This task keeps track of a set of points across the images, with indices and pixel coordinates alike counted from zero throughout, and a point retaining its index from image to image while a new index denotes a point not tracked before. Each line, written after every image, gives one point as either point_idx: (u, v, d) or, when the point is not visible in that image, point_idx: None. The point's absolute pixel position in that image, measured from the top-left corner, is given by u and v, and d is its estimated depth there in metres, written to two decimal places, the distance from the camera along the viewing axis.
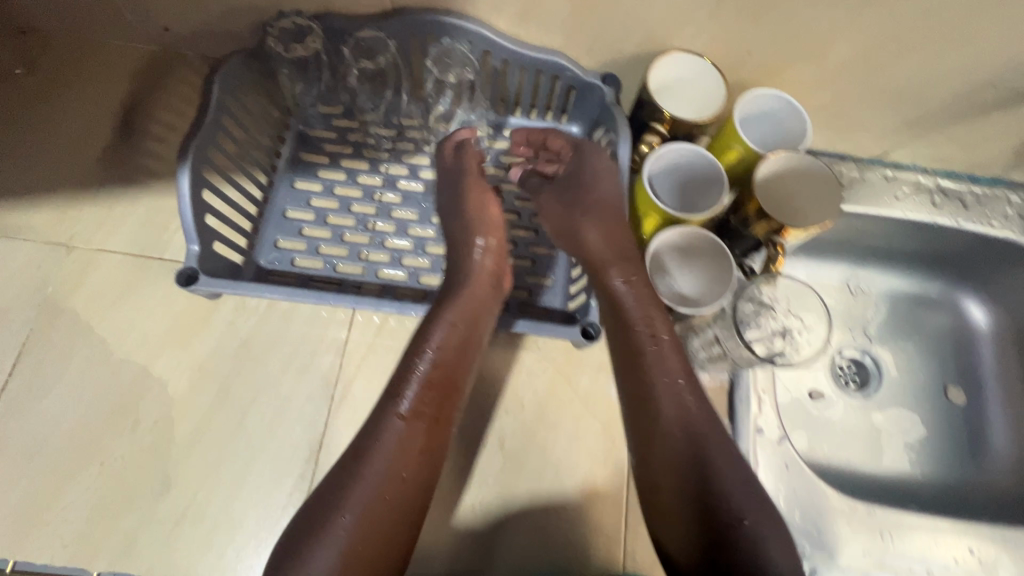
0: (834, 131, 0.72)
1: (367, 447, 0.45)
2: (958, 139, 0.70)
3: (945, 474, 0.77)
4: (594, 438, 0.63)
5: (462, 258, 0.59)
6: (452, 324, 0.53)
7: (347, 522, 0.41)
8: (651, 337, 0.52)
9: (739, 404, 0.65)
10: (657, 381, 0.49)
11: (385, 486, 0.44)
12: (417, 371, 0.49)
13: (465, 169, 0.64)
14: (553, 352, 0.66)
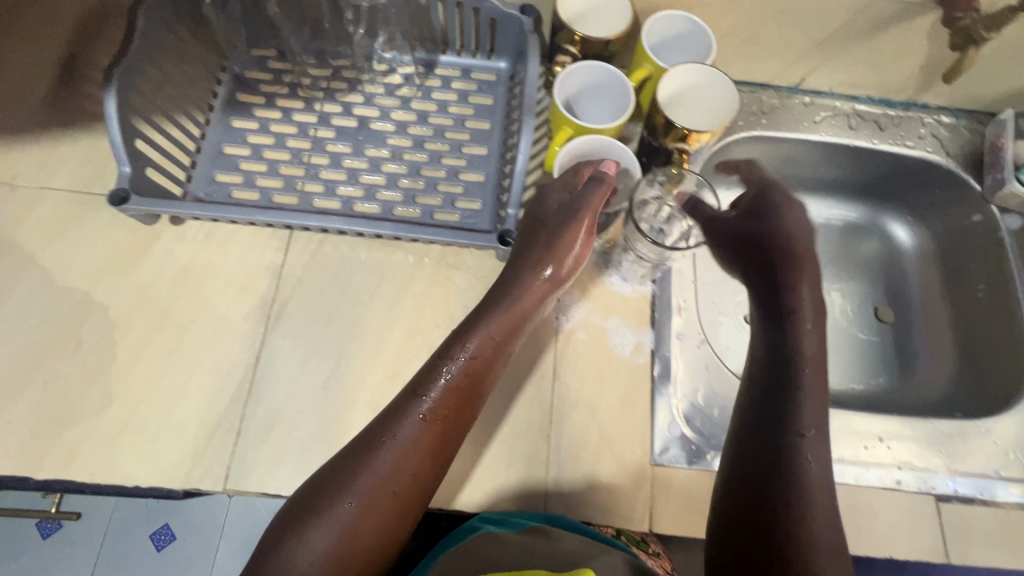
0: (751, 58, 0.75)
1: (391, 444, 0.50)
2: (866, 60, 0.74)
3: (874, 387, 0.81)
4: (523, 350, 0.65)
5: (547, 251, 0.61)
6: (496, 326, 0.56)
7: (347, 507, 0.47)
8: (803, 366, 0.53)
9: (662, 315, 0.67)
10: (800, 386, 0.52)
11: (394, 474, 0.49)
12: (440, 382, 0.53)
13: (595, 193, 0.61)
14: (482, 270, 0.67)
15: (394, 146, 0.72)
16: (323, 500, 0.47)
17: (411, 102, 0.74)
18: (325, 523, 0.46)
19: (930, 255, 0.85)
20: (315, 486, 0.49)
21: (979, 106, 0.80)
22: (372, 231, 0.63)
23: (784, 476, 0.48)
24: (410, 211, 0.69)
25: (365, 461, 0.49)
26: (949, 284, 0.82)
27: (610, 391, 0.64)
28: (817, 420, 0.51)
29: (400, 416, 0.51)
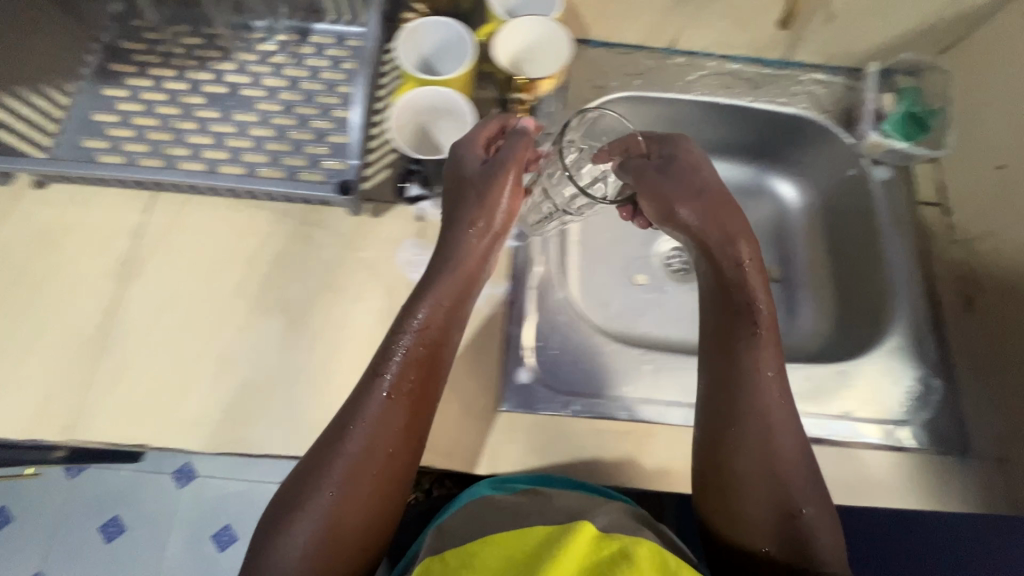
0: (617, 18, 0.76)
1: (342, 436, 0.52)
2: (728, 16, 0.75)
3: None
4: (379, 304, 0.66)
5: (479, 215, 0.60)
6: (443, 299, 0.58)
7: (327, 494, 0.50)
8: (754, 325, 0.59)
9: (525, 270, 0.70)
10: (746, 357, 0.58)
11: (373, 458, 0.52)
12: (396, 363, 0.55)
13: (519, 142, 0.62)
14: (342, 228, 0.68)
15: (263, 111, 0.73)
16: (296, 502, 0.50)
17: (284, 69, 0.76)
18: (297, 520, 0.49)
19: (812, 212, 0.85)
20: (287, 491, 0.51)
21: (853, 63, 0.81)
22: (221, 186, 0.66)
23: (730, 447, 0.55)
24: (274, 172, 0.70)
25: (330, 460, 0.51)
26: (829, 240, 0.83)
27: (462, 342, 0.65)
28: (773, 386, 0.57)
29: (359, 409, 0.53)
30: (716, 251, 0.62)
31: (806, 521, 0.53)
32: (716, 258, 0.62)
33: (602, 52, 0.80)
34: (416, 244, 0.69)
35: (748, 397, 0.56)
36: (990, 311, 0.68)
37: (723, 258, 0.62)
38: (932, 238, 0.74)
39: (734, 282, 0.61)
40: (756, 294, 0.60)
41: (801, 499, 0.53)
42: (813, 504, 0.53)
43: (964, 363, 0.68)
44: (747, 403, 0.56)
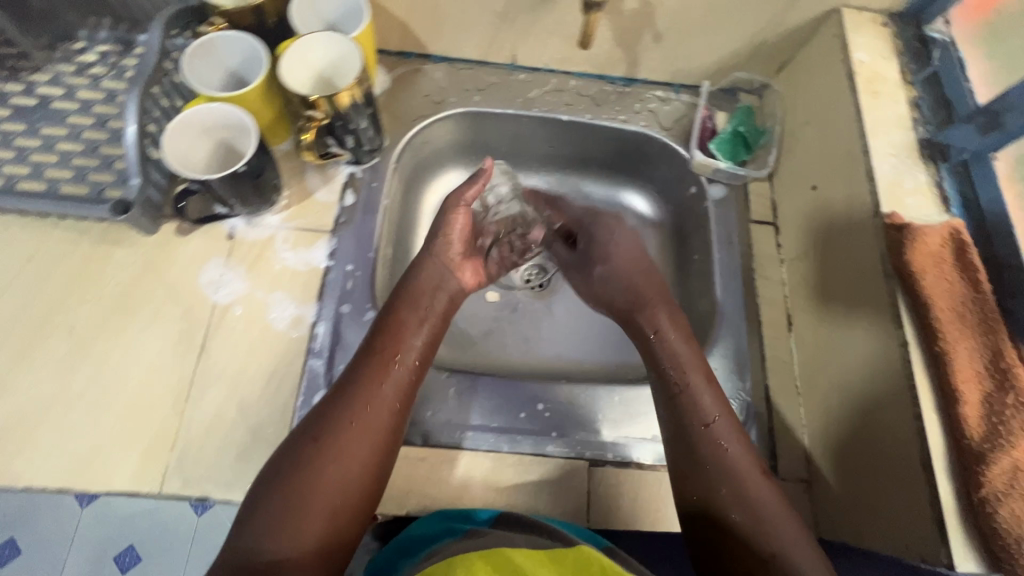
0: (450, 33, 0.75)
1: (366, 405, 0.51)
2: (559, 33, 0.74)
3: (610, 356, 0.82)
4: (174, 326, 0.63)
5: (445, 232, 0.66)
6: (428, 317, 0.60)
7: (332, 471, 0.47)
8: (681, 377, 0.59)
9: (327, 288, 0.66)
10: (696, 373, 0.59)
11: (371, 428, 0.50)
12: (409, 343, 0.57)
13: (472, 184, 0.66)
14: (143, 246, 0.66)
15: (73, 124, 0.70)
16: (289, 475, 0.47)
17: (101, 81, 0.73)
18: (303, 496, 0.46)
19: (665, 231, 0.83)
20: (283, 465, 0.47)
21: (696, 80, 0.81)
22: (18, 207, 0.64)
23: (709, 442, 0.55)
24: (77, 188, 0.67)
25: (331, 432, 0.49)
26: (677, 260, 0.80)
27: (259, 365, 0.62)
28: (714, 395, 0.58)
29: (371, 379, 0.53)
30: (628, 285, 0.70)
31: (780, 564, 0.48)
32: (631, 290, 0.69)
33: (443, 68, 0.80)
34: (222, 263, 0.66)
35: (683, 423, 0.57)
36: (797, 325, 0.69)
37: (614, 279, 0.71)
38: (760, 256, 0.74)
39: (648, 305, 0.66)
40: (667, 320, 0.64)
41: (724, 500, 0.52)
42: (789, 541, 0.49)
43: (777, 381, 0.68)
44: (704, 449, 0.55)
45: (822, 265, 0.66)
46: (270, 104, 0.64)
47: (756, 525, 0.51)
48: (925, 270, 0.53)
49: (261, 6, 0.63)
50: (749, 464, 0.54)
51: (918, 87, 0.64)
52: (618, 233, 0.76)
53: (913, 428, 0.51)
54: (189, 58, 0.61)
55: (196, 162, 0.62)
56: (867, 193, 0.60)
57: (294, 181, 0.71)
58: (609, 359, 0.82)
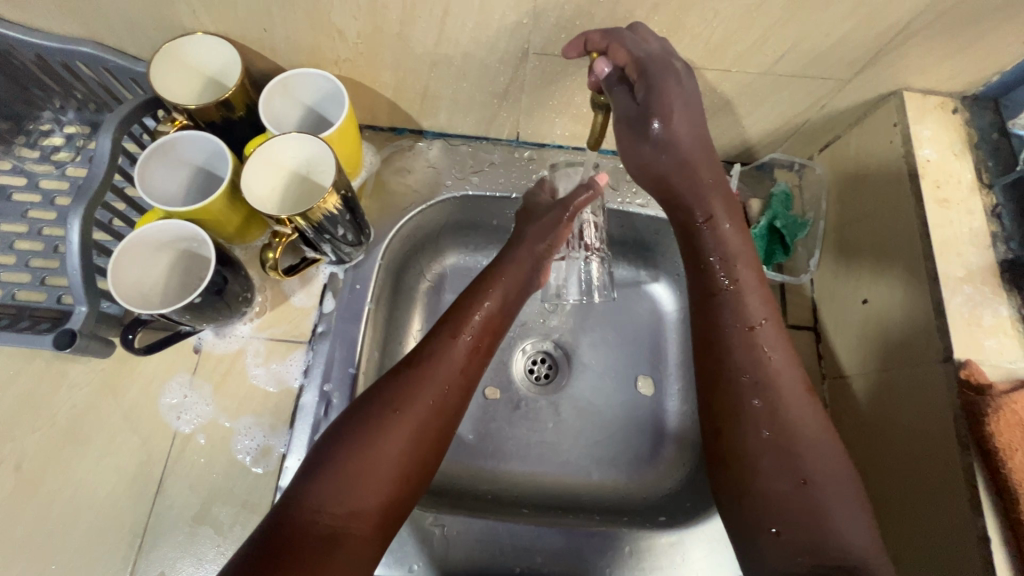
0: (447, 113, 0.67)
1: (440, 377, 0.52)
2: (571, 113, 0.65)
3: (624, 476, 0.70)
4: (133, 455, 0.57)
5: (548, 237, 0.63)
6: (496, 293, 0.60)
7: (399, 438, 0.48)
8: (726, 275, 0.52)
9: (299, 415, 0.59)
10: (806, 456, 0.45)
11: (441, 401, 0.51)
12: (474, 320, 0.57)
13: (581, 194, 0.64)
14: (101, 362, 0.59)
15: (34, 220, 0.64)
16: (363, 435, 0.47)
17: (66, 168, 0.67)
18: (370, 458, 0.46)
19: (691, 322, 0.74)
20: (359, 422, 0.48)
21: (726, 156, 0.71)
22: None
23: (767, 419, 0.47)
24: (31, 294, 0.60)
25: (404, 402, 0.49)
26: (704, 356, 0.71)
27: (225, 502, 0.56)
28: (832, 489, 0.44)
29: (441, 351, 0.54)
30: (736, 347, 0.50)
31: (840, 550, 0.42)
32: (755, 366, 0.49)
33: (438, 145, 0.71)
34: (186, 381, 0.60)
35: (806, 522, 0.43)
36: None
37: (745, 352, 0.49)
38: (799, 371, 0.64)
39: (770, 379, 0.48)
40: (786, 404, 0.47)
41: (759, 468, 0.46)
42: (850, 523, 0.43)
43: None
44: (732, 324, 0.51)
45: (890, 370, 0.54)
46: (239, 210, 0.57)
47: (797, 469, 0.45)
48: (1015, 448, 0.43)
49: (227, 99, 0.55)
50: (808, 409, 0.48)
51: (996, 192, 0.54)
52: (755, 307, 0.51)
53: (978, 556, 0.44)
54: (144, 165, 0.55)
55: (149, 281, 0.55)
56: (934, 330, 0.49)
57: (269, 284, 0.64)
58: (626, 479, 0.70)
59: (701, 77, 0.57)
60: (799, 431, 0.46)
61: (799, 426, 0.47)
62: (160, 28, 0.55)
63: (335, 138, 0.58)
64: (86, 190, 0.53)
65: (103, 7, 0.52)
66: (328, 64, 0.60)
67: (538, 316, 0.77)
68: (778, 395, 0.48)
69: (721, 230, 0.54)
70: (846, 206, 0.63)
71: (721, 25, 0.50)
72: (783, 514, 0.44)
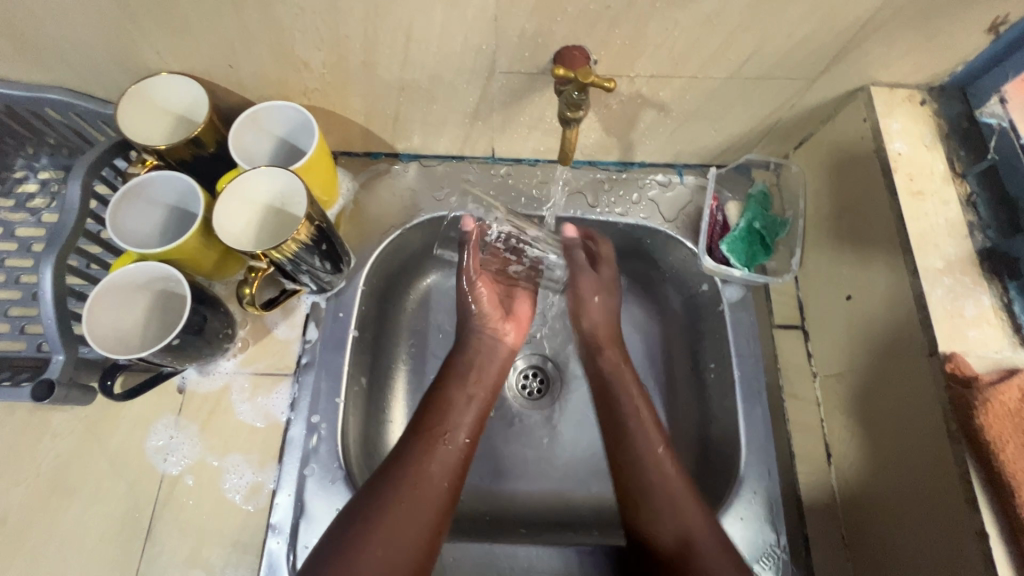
0: (419, 135, 0.67)
1: (413, 495, 0.52)
2: (543, 128, 0.65)
3: None
4: (122, 501, 0.56)
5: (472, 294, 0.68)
6: (477, 398, 0.62)
7: (381, 549, 0.49)
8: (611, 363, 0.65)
9: (287, 448, 0.58)
10: (692, 500, 0.55)
11: (417, 516, 0.51)
12: (446, 446, 0.56)
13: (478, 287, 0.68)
14: (85, 408, 0.58)
15: (11, 268, 0.64)
16: (347, 548, 0.48)
17: (41, 214, 0.67)
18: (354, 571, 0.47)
19: (678, 328, 0.72)
20: (360, 506, 0.51)
21: (703, 160, 0.71)
22: None
23: (657, 469, 0.57)
24: (9, 344, 0.60)
25: (380, 517, 0.50)
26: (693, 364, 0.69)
27: (216, 542, 0.55)
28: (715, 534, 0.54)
29: (415, 456, 0.55)
30: (630, 414, 0.61)
31: None
32: (642, 455, 0.58)
33: (414, 167, 0.71)
34: (172, 422, 0.59)
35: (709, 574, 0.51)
36: (838, 456, 0.58)
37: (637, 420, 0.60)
38: (787, 370, 0.64)
39: (648, 450, 0.59)
40: (664, 462, 0.58)
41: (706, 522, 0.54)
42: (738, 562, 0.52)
43: (817, 525, 0.58)
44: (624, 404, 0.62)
45: (879, 373, 0.54)
46: (216, 246, 0.56)
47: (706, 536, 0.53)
48: (1006, 439, 0.42)
49: (197, 136, 0.55)
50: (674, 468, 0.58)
51: (969, 182, 0.54)
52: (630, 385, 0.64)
53: (978, 552, 0.43)
54: (116, 208, 0.55)
55: (128, 325, 0.54)
56: (918, 324, 0.49)
57: (251, 317, 0.63)
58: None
59: (669, 85, 0.57)
60: (676, 476, 0.57)
61: (673, 483, 0.56)
62: (125, 69, 0.55)
63: (307, 169, 0.58)
64: (59, 236, 0.53)
65: (67, 52, 0.52)
66: (295, 95, 0.59)
67: (538, 333, 0.76)
68: (657, 454, 0.58)
69: (628, 386, 0.63)
70: (825, 203, 0.63)
71: (681, 34, 0.50)
72: (693, 551, 0.52)
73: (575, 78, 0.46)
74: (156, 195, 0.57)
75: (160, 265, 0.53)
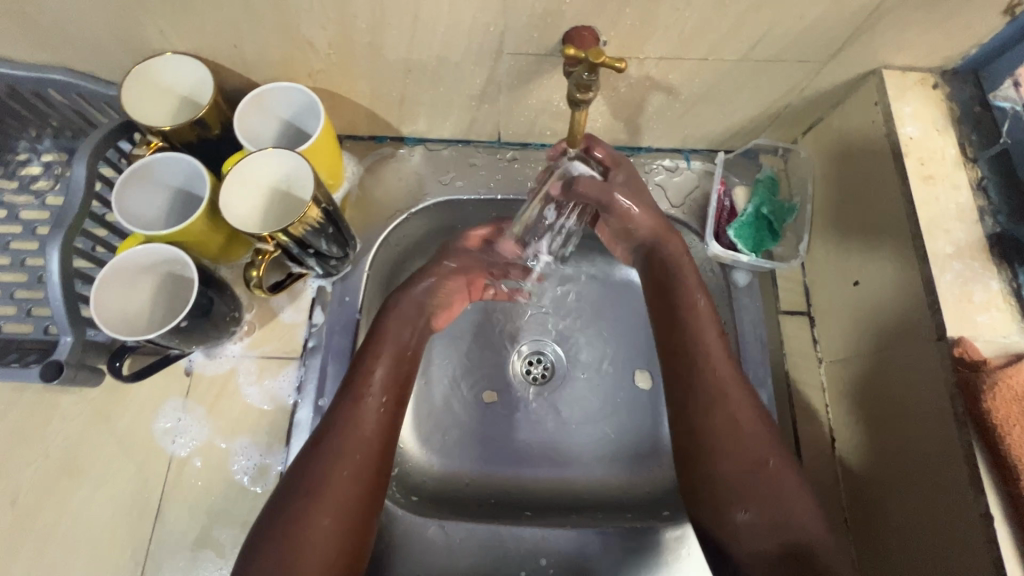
0: (426, 118, 0.66)
1: (346, 440, 0.49)
2: (550, 111, 0.64)
3: (626, 472, 0.69)
4: (131, 482, 0.56)
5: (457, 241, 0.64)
6: (387, 352, 0.54)
7: (328, 519, 0.46)
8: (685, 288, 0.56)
9: (295, 430, 0.58)
10: (754, 444, 0.50)
11: (356, 459, 0.48)
12: (375, 375, 0.53)
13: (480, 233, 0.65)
14: (92, 391, 0.59)
15: (15, 252, 0.63)
16: (287, 525, 0.45)
17: (45, 197, 0.66)
18: (301, 552, 0.44)
19: None
20: (300, 476, 0.47)
21: (711, 145, 0.70)
22: None
23: (721, 408, 0.52)
24: (17, 327, 0.60)
25: (319, 483, 0.47)
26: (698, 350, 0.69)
27: (225, 522, 0.56)
28: (786, 474, 0.49)
29: (350, 416, 0.50)
30: (688, 339, 0.55)
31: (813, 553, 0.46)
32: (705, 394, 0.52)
33: (420, 151, 0.71)
34: (179, 405, 0.59)
35: (771, 501, 0.49)
36: (842, 441, 0.59)
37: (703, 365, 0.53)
38: (793, 356, 0.64)
39: (713, 384, 0.52)
40: (734, 408, 0.51)
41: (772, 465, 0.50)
42: (802, 507, 0.48)
43: (822, 512, 0.58)
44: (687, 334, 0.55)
45: (885, 359, 0.54)
46: (222, 228, 0.56)
47: (776, 478, 0.49)
48: (1012, 422, 0.42)
49: (201, 118, 0.55)
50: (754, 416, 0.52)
51: (981, 166, 0.54)
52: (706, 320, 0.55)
53: (981, 534, 0.43)
54: (122, 190, 0.54)
55: (135, 308, 0.54)
56: (927, 309, 0.49)
57: (257, 301, 0.63)
58: (630, 475, 0.69)
59: (678, 67, 0.56)
60: (749, 413, 0.52)
61: (747, 423, 0.51)
62: (130, 50, 0.54)
63: (313, 152, 0.57)
64: (65, 217, 0.53)
65: (71, 32, 0.51)
66: (300, 77, 0.59)
67: (544, 315, 0.76)
68: (726, 398, 0.52)
69: (714, 356, 0.54)
70: (834, 187, 0.63)
71: (693, 16, 0.49)
72: (756, 496, 0.49)
73: (586, 57, 0.46)
74: (161, 177, 0.56)
75: (166, 247, 0.52)
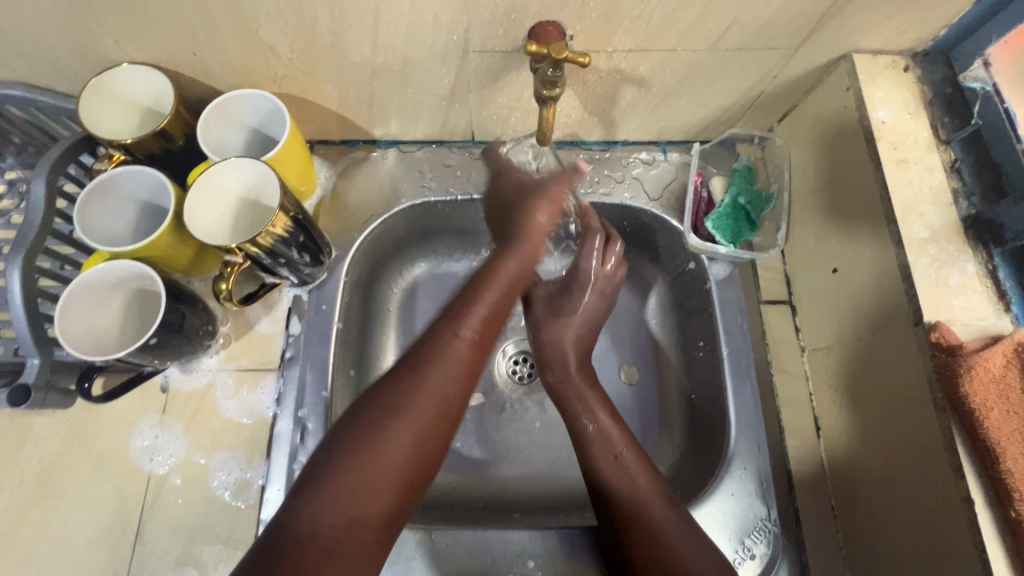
0: (396, 120, 0.65)
1: (430, 373, 0.46)
2: (522, 108, 0.63)
3: None
4: (110, 502, 0.55)
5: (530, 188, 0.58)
6: (497, 289, 0.52)
7: (405, 435, 0.43)
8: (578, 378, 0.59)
9: (275, 442, 0.58)
10: (644, 496, 0.51)
11: (440, 386, 0.46)
12: (478, 311, 0.50)
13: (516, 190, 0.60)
14: (67, 412, 0.57)
15: None
16: (364, 437, 0.43)
17: (11, 215, 0.65)
18: (371, 464, 0.42)
19: (666, 308, 0.71)
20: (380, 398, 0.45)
21: (686, 136, 0.69)
22: None
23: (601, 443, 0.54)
24: None
25: (406, 406, 0.44)
26: (681, 343, 0.69)
27: (207, 539, 0.55)
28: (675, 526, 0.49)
29: (445, 348, 0.47)
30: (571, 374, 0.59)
31: None
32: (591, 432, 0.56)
33: (393, 154, 0.70)
34: (156, 422, 0.58)
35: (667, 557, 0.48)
36: (826, 429, 0.59)
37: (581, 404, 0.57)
38: (776, 345, 0.64)
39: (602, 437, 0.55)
40: (625, 459, 0.53)
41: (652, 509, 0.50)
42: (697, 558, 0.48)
43: (807, 500, 0.58)
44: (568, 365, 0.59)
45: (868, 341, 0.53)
46: (191, 241, 0.55)
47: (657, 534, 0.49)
48: (989, 405, 0.42)
49: (163, 129, 0.53)
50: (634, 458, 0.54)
51: (954, 148, 0.53)
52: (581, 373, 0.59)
53: (963, 519, 0.43)
54: (84, 205, 0.53)
55: (104, 325, 0.53)
56: (904, 295, 0.49)
57: (232, 313, 0.62)
58: None
59: (648, 59, 0.55)
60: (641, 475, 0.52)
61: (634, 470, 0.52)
62: (87, 62, 0.53)
63: (281, 159, 0.56)
64: (28, 236, 0.52)
65: (24, 46, 0.50)
66: (263, 84, 0.57)
67: None
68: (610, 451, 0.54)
69: (609, 435, 0.55)
70: (811, 175, 0.62)
71: (658, 5, 0.48)
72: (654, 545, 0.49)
73: (549, 54, 0.45)
74: (126, 191, 0.55)
75: (132, 264, 0.51)
